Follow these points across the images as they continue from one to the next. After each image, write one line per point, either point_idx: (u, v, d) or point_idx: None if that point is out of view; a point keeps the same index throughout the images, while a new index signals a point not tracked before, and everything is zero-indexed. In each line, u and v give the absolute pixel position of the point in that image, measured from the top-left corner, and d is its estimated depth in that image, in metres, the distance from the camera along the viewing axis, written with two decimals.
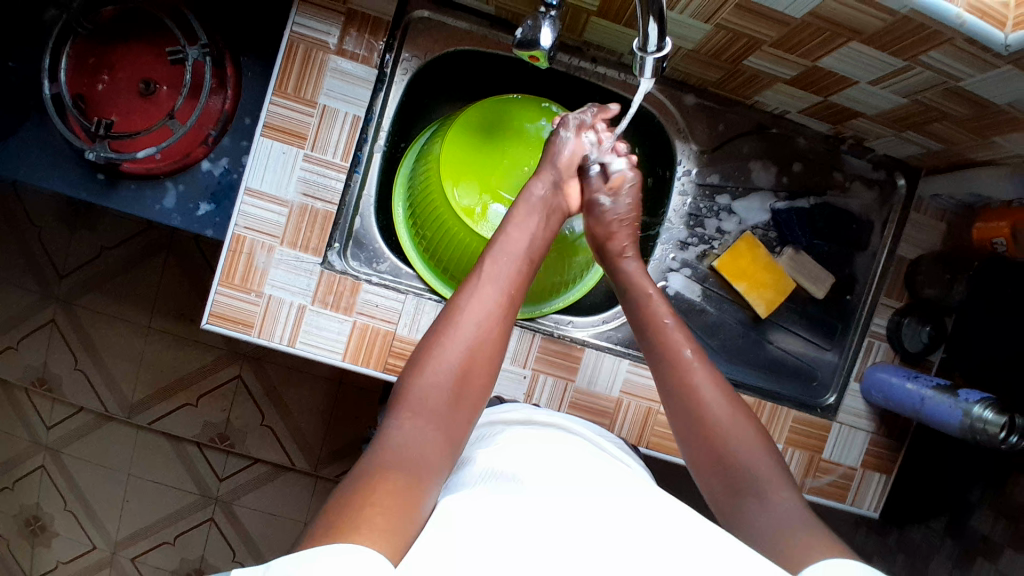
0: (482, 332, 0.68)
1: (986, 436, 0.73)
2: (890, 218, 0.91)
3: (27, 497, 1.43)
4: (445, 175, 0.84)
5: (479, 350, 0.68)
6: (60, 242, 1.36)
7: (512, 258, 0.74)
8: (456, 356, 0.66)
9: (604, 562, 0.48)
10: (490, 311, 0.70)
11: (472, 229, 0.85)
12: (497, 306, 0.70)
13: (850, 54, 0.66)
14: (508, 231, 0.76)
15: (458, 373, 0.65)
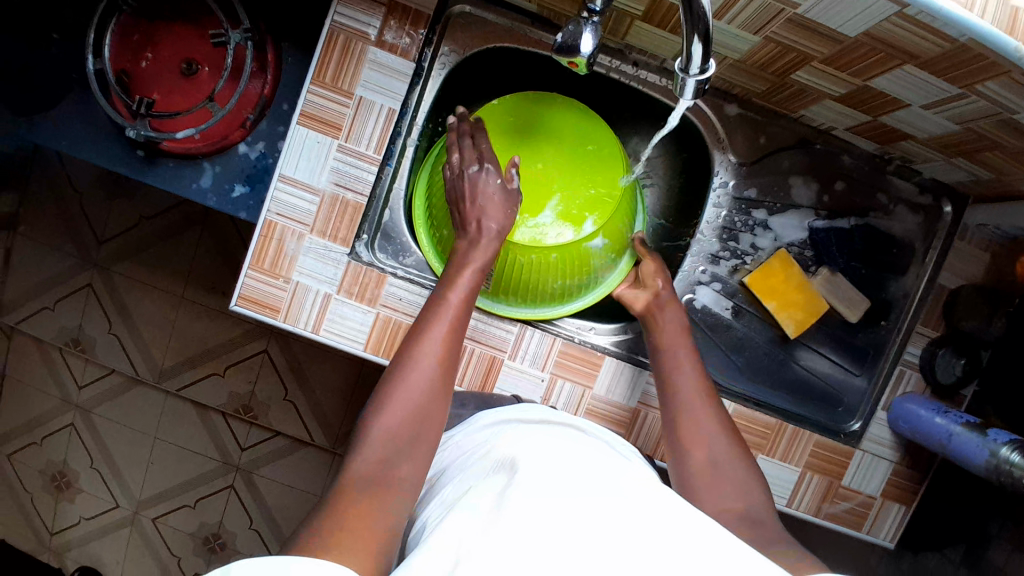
0: (445, 353, 0.66)
1: (1012, 479, 0.70)
2: (932, 245, 0.88)
3: (56, 452, 1.49)
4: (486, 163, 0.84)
5: (443, 375, 0.65)
6: (100, 209, 1.40)
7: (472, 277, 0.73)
8: (423, 383, 0.63)
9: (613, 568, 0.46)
10: (453, 333, 0.68)
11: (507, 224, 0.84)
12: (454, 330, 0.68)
13: (903, 76, 0.63)
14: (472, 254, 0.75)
15: (423, 398, 0.62)
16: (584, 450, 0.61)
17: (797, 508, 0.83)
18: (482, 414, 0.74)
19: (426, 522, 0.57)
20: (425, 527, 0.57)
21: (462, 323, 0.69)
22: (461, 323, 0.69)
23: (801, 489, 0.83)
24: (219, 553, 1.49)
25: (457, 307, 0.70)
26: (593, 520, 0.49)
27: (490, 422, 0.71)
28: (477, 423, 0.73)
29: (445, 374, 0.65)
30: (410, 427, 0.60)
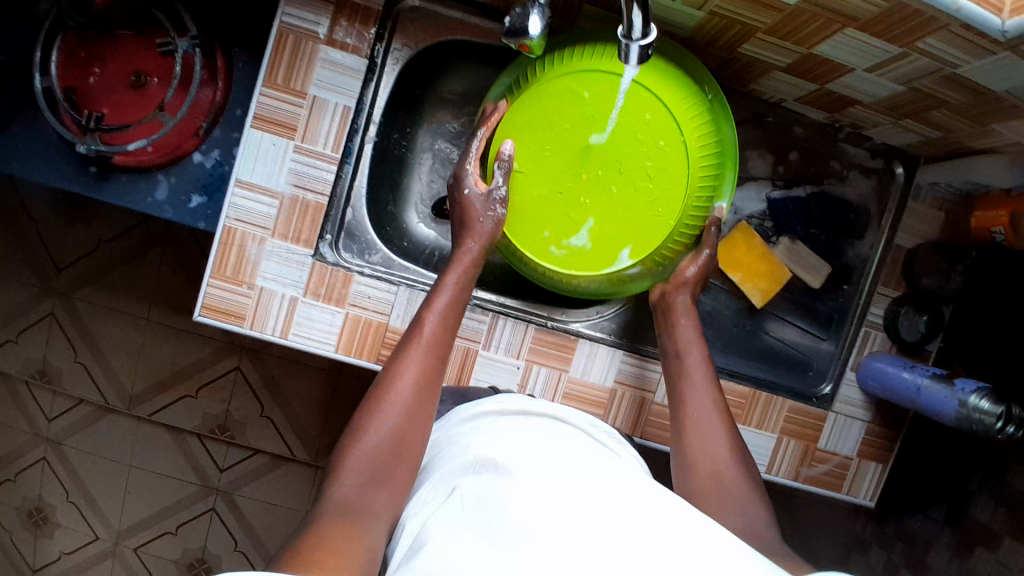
0: (428, 369, 0.66)
1: (982, 425, 0.72)
2: (887, 207, 0.90)
3: (28, 489, 1.44)
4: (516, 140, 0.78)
5: (426, 388, 0.65)
6: (56, 235, 1.36)
7: (451, 288, 0.72)
8: (406, 398, 0.63)
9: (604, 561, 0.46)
10: (435, 350, 0.67)
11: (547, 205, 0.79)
12: (436, 346, 0.68)
13: (845, 40, 0.65)
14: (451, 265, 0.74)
15: (407, 413, 0.62)
16: (568, 445, 0.61)
17: (775, 474, 0.85)
18: (462, 407, 0.74)
19: (406, 516, 0.57)
20: (404, 522, 0.56)
21: (439, 353, 0.68)
22: (437, 354, 0.68)
23: (778, 456, 0.84)
24: None
25: (434, 334, 0.68)
26: (581, 523, 0.49)
27: (468, 416, 0.71)
28: (457, 415, 0.72)
29: (423, 403, 0.64)
30: (386, 451, 0.60)
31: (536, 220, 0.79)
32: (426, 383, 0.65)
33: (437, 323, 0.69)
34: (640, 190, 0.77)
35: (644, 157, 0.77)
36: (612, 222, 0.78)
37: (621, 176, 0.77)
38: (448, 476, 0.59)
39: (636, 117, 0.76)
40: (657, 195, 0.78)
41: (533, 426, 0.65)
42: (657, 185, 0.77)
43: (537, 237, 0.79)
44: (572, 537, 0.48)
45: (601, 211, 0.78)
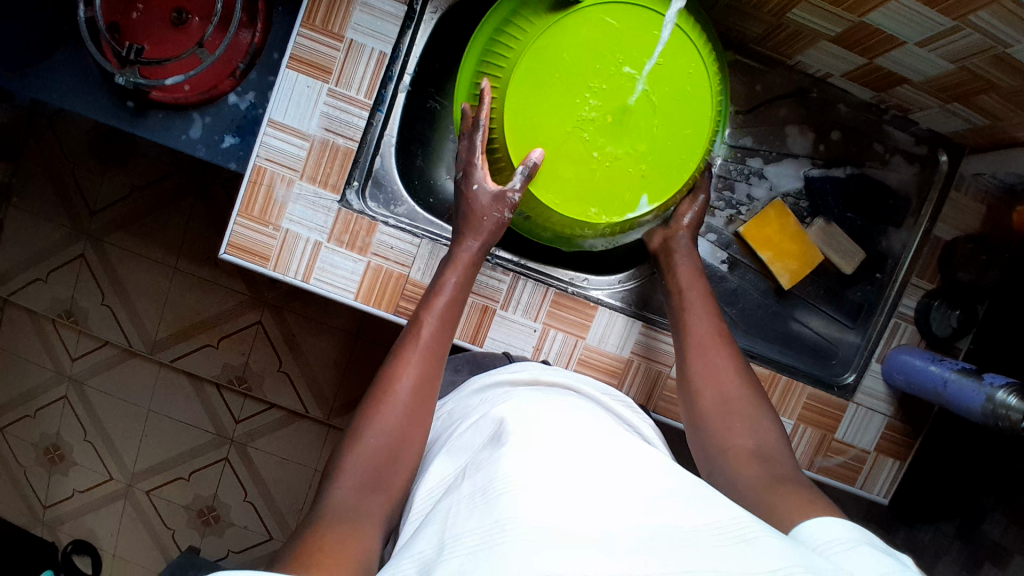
0: (427, 370, 0.65)
1: (1009, 423, 0.69)
2: (928, 197, 0.87)
3: (48, 425, 1.48)
4: (533, 83, 0.70)
5: (425, 388, 0.64)
6: (91, 178, 1.38)
7: (446, 291, 0.72)
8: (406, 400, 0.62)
9: (611, 520, 0.45)
10: (434, 352, 0.67)
11: (567, 155, 0.72)
12: (433, 349, 0.67)
13: (897, 9, 0.63)
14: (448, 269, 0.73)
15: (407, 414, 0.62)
16: (575, 410, 0.60)
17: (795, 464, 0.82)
18: (479, 376, 0.74)
19: (418, 502, 0.57)
20: (417, 507, 0.57)
21: (438, 353, 0.68)
22: (435, 353, 0.67)
23: (795, 442, 0.82)
24: (214, 526, 1.48)
25: (433, 334, 0.68)
26: (580, 480, 0.48)
27: (480, 389, 0.71)
28: (469, 389, 0.72)
29: (421, 406, 0.63)
30: (384, 454, 0.59)
31: (558, 174, 0.73)
32: (423, 385, 0.64)
33: (434, 325, 0.69)
34: (666, 136, 0.72)
35: (673, 104, 0.72)
36: (635, 173, 0.73)
37: (652, 122, 0.72)
38: (458, 452, 0.59)
39: (674, 62, 0.71)
40: (679, 141, 0.73)
41: (542, 391, 0.65)
42: (678, 131, 0.72)
43: (555, 188, 0.73)
44: (564, 484, 0.47)
45: (621, 161, 0.72)
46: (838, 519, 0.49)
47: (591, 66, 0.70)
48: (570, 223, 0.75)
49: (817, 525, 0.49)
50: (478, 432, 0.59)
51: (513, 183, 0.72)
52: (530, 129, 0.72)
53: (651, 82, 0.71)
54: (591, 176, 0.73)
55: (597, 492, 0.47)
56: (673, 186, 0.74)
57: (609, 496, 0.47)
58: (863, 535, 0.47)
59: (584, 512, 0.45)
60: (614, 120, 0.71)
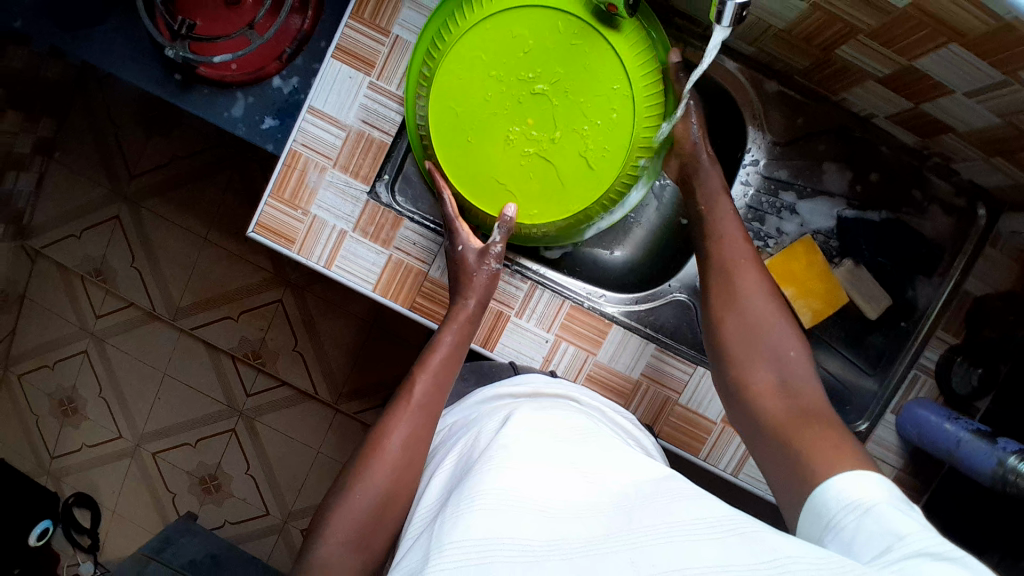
0: (418, 427, 0.64)
1: (1018, 488, 0.68)
2: (963, 248, 0.85)
3: (66, 377, 1.52)
4: (463, 134, 0.74)
5: (415, 447, 0.63)
6: (134, 143, 1.42)
7: (442, 351, 0.71)
8: (394, 459, 0.61)
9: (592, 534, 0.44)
10: (427, 409, 0.66)
11: (527, 173, 0.75)
12: (426, 405, 0.66)
13: (948, 57, 0.61)
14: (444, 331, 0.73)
15: (398, 470, 0.60)
16: (565, 426, 0.60)
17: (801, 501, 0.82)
18: (477, 392, 0.74)
19: (412, 517, 0.57)
20: (411, 521, 0.57)
21: (431, 411, 0.66)
22: (429, 410, 0.66)
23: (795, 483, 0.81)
24: (214, 495, 1.50)
25: (426, 390, 0.67)
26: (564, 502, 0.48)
27: (482, 400, 0.71)
28: (471, 400, 0.73)
29: (413, 462, 0.62)
30: (377, 503, 0.59)
31: (531, 196, 0.76)
32: (417, 441, 0.63)
33: (427, 381, 0.68)
34: (606, 121, 0.73)
35: (573, 87, 0.72)
36: (605, 155, 0.74)
37: (577, 112, 0.73)
38: (453, 470, 0.59)
39: (545, 57, 0.71)
40: (616, 109, 0.72)
41: (536, 406, 0.64)
42: (610, 103, 0.72)
43: (537, 208, 0.76)
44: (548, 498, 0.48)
45: (566, 154, 0.74)
46: (872, 476, 0.49)
47: (488, 106, 0.73)
48: (579, 223, 0.78)
49: (846, 484, 0.49)
50: (473, 443, 0.60)
51: (495, 237, 0.76)
52: (479, 181, 0.76)
53: (545, 83, 0.72)
54: (567, 175, 0.75)
55: (578, 504, 0.48)
56: (630, 145, 0.73)
57: (590, 507, 0.48)
58: (888, 495, 0.47)
59: (565, 526, 0.45)
60: (533, 119, 0.73)
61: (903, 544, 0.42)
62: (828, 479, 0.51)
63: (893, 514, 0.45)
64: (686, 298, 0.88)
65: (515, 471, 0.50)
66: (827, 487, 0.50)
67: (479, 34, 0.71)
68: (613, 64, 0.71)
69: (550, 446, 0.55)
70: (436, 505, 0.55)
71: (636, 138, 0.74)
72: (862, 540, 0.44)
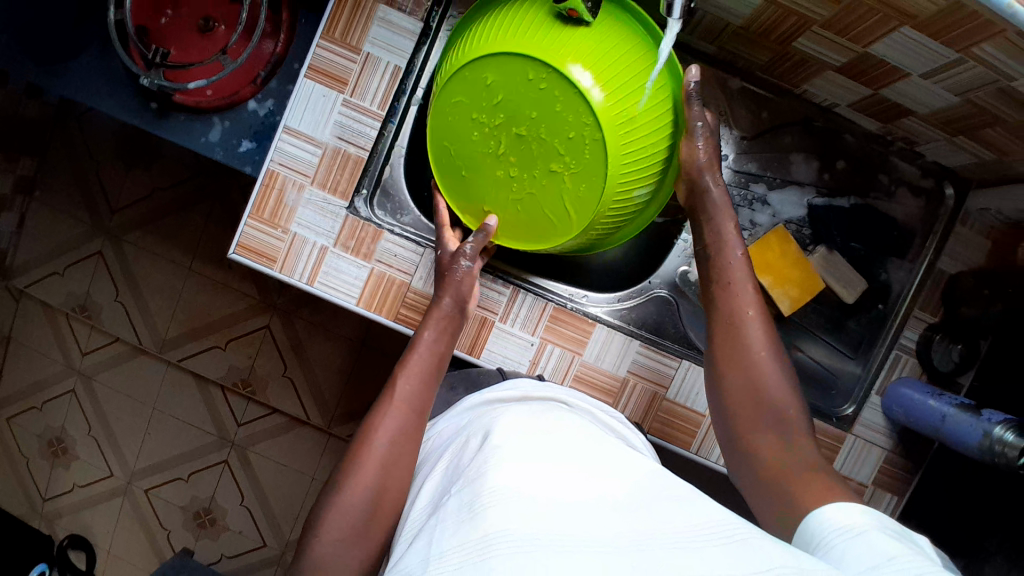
0: (406, 425, 0.65)
1: (1004, 459, 0.68)
2: (933, 229, 0.87)
3: (54, 418, 1.51)
4: (456, 173, 0.77)
5: (401, 442, 0.63)
6: (114, 178, 1.42)
7: (426, 355, 0.72)
8: (383, 460, 0.61)
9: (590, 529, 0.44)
10: (413, 407, 0.66)
11: (516, 209, 0.76)
12: (412, 404, 0.67)
13: (900, 40, 0.64)
14: (425, 333, 0.73)
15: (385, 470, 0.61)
16: (557, 426, 0.60)
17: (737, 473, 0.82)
18: (464, 401, 0.74)
19: (406, 526, 0.57)
20: (404, 529, 0.56)
21: (415, 407, 0.67)
22: (414, 407, 0.67)
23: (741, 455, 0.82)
24: (209, 529, 1.48)
25: (410, 388, 0.68)
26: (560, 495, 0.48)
27: (472, 406, 0.71)
28: (460, 406, 0.73)
29: (400, 459, 0.62)
30: (372, 508, 0.59)
31: (524, 229, 0.78)
32: (404, 439, 0.64)
33: (410, 377, 0.69)
34: (582, 161, 0.72)
35: (546, 128, 0.71)
36: (584, 193, 0.73)
37: (552, 154, 0.72)
38: (445, 477, 0.58)
39: (516, 100, 0.71)
40: (590, 149, 0.71)
41: (526, 409, 0.65)
42: (583, 143, 0.71)
43: (530, 239, 0.78)
44: (547, 491, 0.48)
45: (546, 193, 0.74)
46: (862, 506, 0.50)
47: (472, 149, 0.75)
48: (579, 247, 0.80)
49: (836, 512, 0.50)
50: (468, 446, 0.60)
51: (469, 244, 0.78)
52: (478, 214, 0.79)
53: (519, 126, 0.72)
54: (551, 212, 0.75)
55: (578, 498, 0.48)
56: (606, 183, 0.72)
57: (590, 501, 0.48)
58: (875, 517, 0.48)
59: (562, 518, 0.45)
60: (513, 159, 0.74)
61: (890, 564, 0.42)
62: (818, 507, 0.52)
63: (882, 538, 0.45)
64: (666, 294, 0.90)
65: (512, 471, 0.50)
66: (819, 514, 0.51)
67: (458, 82, 0.73)
68: (583, 105, 0.69)
69: (544, 444, 0.55)
70: (430, 509, 0.55)
71: (615, 172, 0.72)
72: (855, 557, 0.45)
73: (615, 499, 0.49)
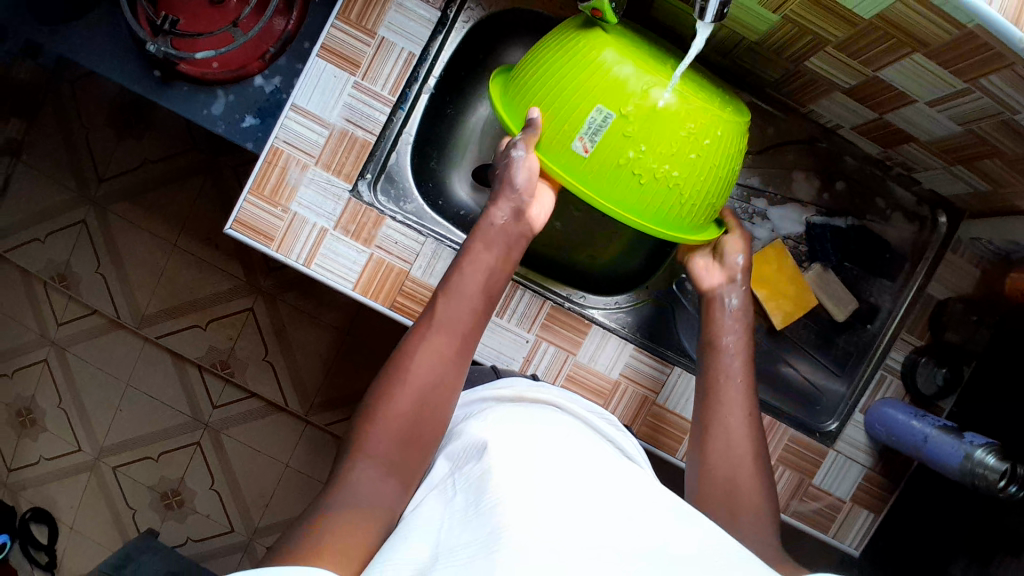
0: (437, 372, 0.63)
1: (984, 482, 0.70)
2: (925, 255, 0.89)
3: (24, 387, 1.46)
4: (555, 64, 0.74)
5: (438, 392, 0.62)
6: (104, 146, 1.39)
7: (470, 296, 0.69)
8: (401, 408, 0.61)
9: (591, 538, 0.44)
10: (450, 340, 0.66)
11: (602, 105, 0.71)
12: (450, 350, 0.65)
13: (910, 67, 0.66)
14: (465, 266, 0.71)
15: (398, 438, 0.59)
16: (556, 428, 0.60)
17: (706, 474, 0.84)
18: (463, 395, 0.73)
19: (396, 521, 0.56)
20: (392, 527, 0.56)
21: (450, 331, 0.66)
22: (449, 329, 0.66)
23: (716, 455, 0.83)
24: (176, 511, 1.45)
25: (449, 313, 0.67)
26: (568, 498, 0.47)
27: (467, 402, 0.71)
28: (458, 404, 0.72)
29: (433, 395, 0.62)
30: None
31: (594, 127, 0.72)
32: (441, 390, 0.62)
33: (448, 298, 0.68)
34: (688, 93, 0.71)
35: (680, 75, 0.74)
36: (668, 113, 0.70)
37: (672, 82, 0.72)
38: (441, 472, 0.58)
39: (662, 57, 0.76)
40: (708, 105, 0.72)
41: (524, 409, 0.64)
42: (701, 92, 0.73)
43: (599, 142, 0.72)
44: (558, 496, 0.47)
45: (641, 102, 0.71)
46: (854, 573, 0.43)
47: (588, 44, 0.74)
48: (627, 129, 0.71)
49: None
50: (465, 439, 0.59)
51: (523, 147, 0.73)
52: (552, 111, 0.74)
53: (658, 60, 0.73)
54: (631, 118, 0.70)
55: (578, 498, 0.48)
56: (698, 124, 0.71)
57: (589, 501, 0.48)
58: None
59: (564, 520, 0.45)
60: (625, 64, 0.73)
61: None
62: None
63: None
64: (662, 301, 0.91)
65: (518, 472, 0.49)
66: None
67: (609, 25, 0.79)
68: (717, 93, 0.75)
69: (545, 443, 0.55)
70: (433, 496, 0.55)
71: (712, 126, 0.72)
72: None
73: (620, 512, 0.48)
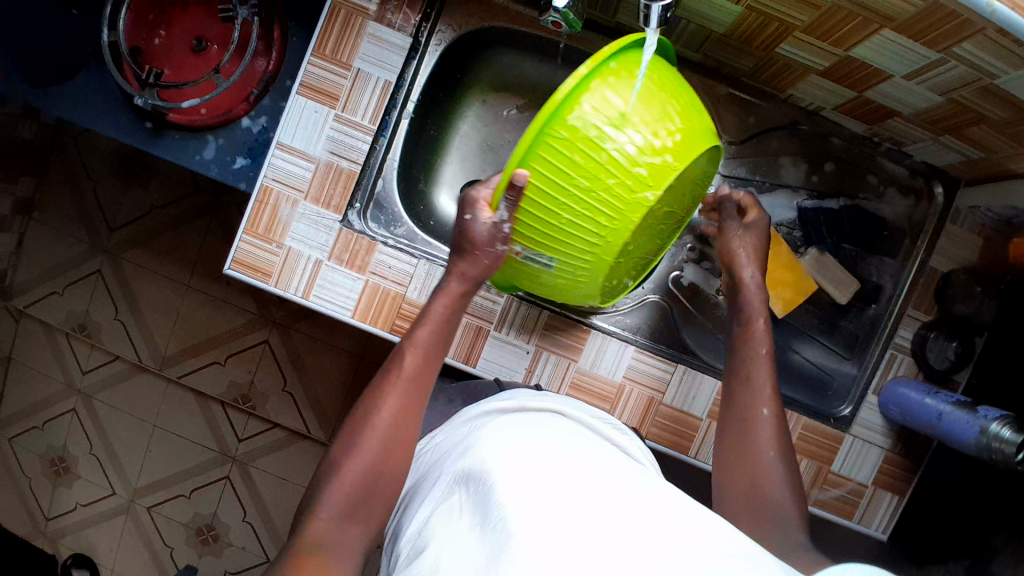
0: (401, 425, 0.59)
1: (1001, 456, 0.68)
2: (924, 228, 0.88)
3: (56, 437, 1.50)
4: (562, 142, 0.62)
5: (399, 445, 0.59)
6: (112, 196, 1.43)
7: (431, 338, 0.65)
8: (373, 455, 0.57)
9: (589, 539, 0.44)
10: (417, 390, 0.62)
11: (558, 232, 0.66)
12: (413, 405, 0.61)
13: (882, 42, 0.65)
14: (427, 316, 0.66)
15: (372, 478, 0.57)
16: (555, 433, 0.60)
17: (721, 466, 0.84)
18: (465, 410, 0.73)
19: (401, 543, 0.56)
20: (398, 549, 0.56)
21: (418, 386, 0.62)
22: (418, 383, 0.62)
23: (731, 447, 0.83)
24: (212, 545, 1.48)
25: (413, 364, 0.63)
26: (563, 500, 0.47)
27: (471, 416, 0.71)
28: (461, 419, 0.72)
29: (401, 439, 0.59)
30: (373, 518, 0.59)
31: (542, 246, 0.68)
32: (400, 436, 0.59)
33: (416, 353, 0.63)
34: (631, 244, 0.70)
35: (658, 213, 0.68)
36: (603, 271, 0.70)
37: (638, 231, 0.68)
38: (443, 487, 0.58)
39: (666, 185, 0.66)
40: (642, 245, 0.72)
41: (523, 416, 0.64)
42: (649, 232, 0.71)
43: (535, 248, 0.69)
44: (553, 500, 0.47)
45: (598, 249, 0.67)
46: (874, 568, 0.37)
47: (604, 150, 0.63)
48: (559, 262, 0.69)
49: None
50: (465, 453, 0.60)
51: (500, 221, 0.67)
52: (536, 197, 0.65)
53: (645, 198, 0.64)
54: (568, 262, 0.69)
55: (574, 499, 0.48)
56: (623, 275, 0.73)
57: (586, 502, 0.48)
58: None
59: (560, 524, 0.45)
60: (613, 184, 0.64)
61: None
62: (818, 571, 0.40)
63: None
64: (660, 300, 0.90)
65: (515, 483, 0.49)
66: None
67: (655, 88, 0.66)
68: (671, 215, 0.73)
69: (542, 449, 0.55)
70: (441, 506, 0.55)
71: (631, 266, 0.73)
72: None
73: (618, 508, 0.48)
